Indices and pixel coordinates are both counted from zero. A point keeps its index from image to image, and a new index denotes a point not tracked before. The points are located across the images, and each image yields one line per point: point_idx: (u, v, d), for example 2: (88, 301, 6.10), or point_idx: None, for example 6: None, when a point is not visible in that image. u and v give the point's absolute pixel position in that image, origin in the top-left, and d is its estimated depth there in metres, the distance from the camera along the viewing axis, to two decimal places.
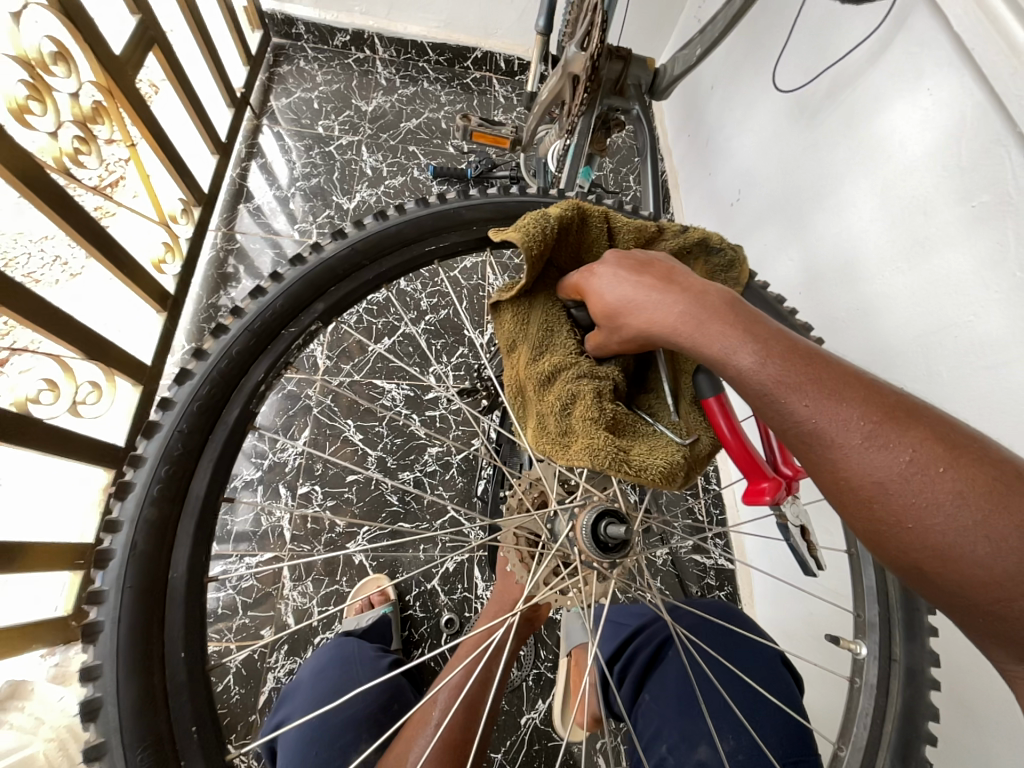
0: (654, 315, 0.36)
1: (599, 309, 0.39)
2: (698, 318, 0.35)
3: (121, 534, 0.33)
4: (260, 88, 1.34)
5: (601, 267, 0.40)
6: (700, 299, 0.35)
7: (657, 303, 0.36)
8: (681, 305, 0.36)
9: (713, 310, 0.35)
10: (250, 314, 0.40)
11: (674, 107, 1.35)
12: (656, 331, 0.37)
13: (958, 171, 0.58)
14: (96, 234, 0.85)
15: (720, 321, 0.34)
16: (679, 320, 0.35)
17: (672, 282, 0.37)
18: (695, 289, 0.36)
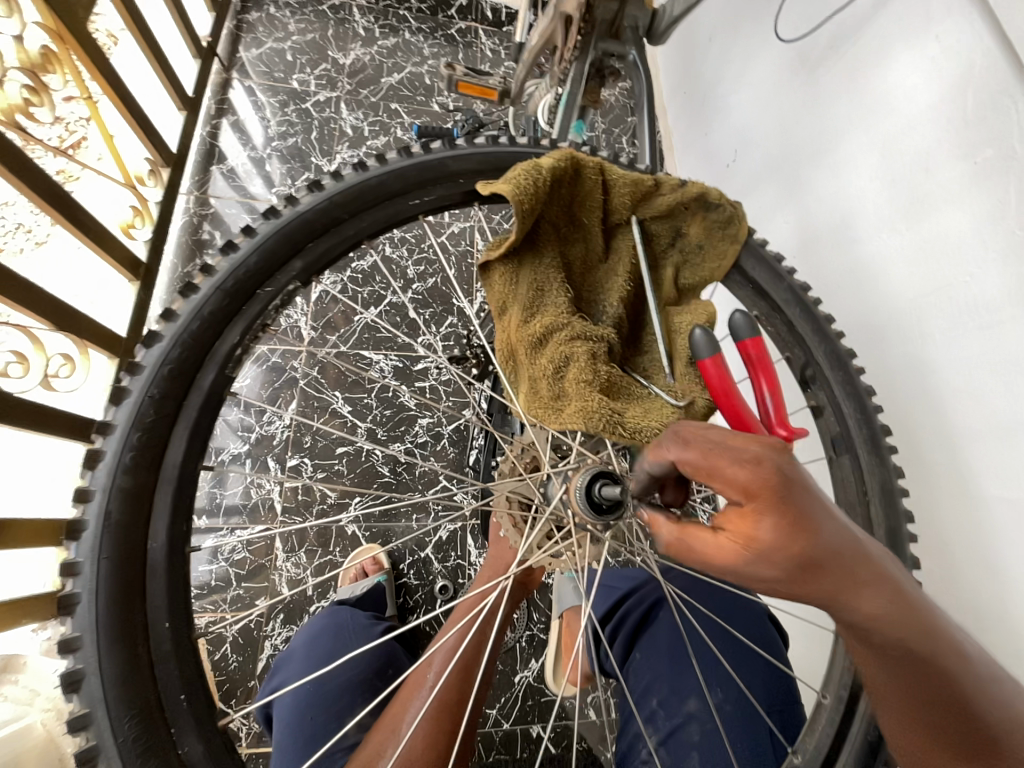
0: (739, 560, 0.28)
1: (752, 548, 0.27)
2: (803, 575, 0.27)
3: (93, 505, 0.32)
4: (227, 37, 1.24)
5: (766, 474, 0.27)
6: (809, 543, 0.27)
7: (760, 533, 0.27)
8: (784, 560, 0.27)
9: (823, 558, 0.27)
10: (221, 272, 0.37)
11: (670, 62, 1.29)
12: (740, 571, 0.28)
13: (963, 125, 0.55)
14: (59, 197, 0.79)
15: (836, 577, 0.27)
16: (776, 579, 0.28)
17: (787, 509, 0.27)
18: (813, 523, 0.27)
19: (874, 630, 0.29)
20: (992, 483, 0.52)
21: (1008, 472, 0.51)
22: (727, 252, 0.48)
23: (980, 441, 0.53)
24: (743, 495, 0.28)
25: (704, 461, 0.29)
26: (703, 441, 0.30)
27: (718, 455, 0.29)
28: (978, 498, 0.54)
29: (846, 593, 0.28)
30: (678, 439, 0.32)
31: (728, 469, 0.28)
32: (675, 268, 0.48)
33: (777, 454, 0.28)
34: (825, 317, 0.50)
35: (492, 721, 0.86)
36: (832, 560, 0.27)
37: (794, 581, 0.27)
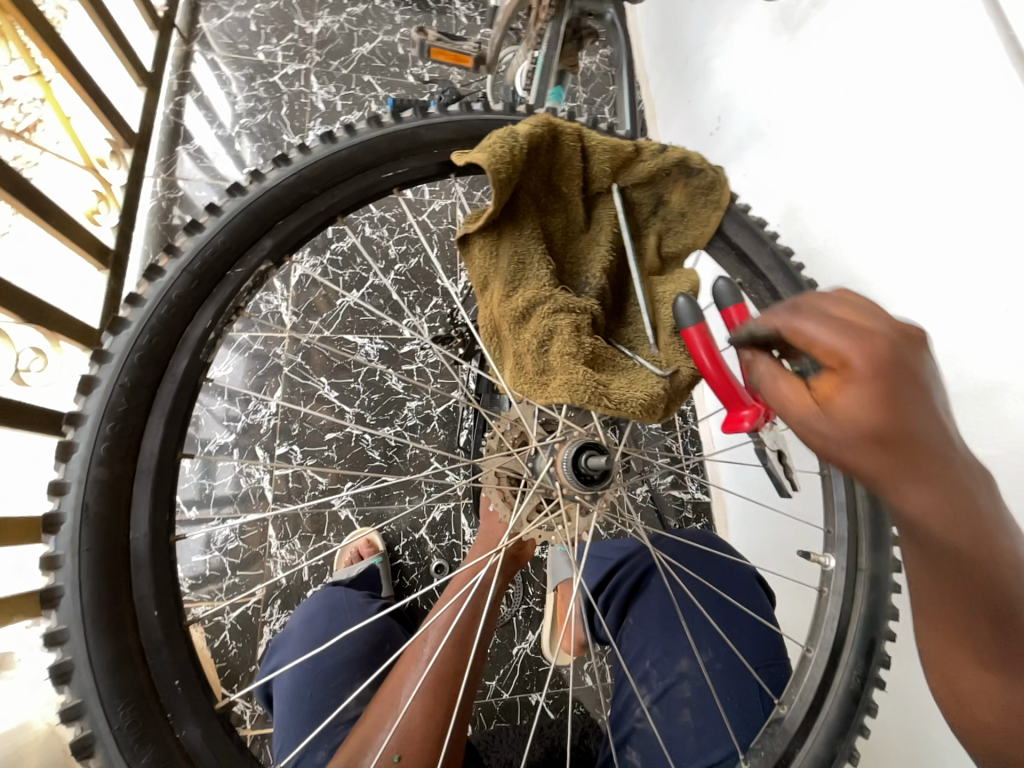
0: (816, 423, 0.28)
1: (823, 405, 0.27)
2: (889, 448, 0.26)
3: (69, 497, 0.31)
4: (185, 7, 1.17)
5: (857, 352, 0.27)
6: (896, 422, 0.26)
7: (844, 398, 0.26)
8: (865, 431, 0.26)
9: (910, 438, 0.26)
10: (187, 254, 0.36)
11: (650, 25, 1.25)
12: (823, 438, 0.28)
13: (947, 81, 0.54)
14: (20, 186, 0.76)
15: (919, 468, 0.26)
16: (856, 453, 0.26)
17: (883, 385, 0.26)
18: (905, 398, 0.26)
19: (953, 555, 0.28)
20: (971, 441, 0.53)
21: (985, 430, 0.52)
22: (710, 219, 0.47)
23: (958, 401, 0.55)
24: (840, 369, 0.27)
25: (800, 332, 0.29)
26: (812, 314, 0.30)
27: (824, 326, 0.28)
28: None
29: (923, 489, 0.26)
30: (789, 308, 0.31)
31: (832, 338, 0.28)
32: (657, 236, 0.47)
33: (895, 333, 0.27)
34: (809, 281, 0.50)
35: (492, 692, 0.88)
36: (924, 444, 0.27)
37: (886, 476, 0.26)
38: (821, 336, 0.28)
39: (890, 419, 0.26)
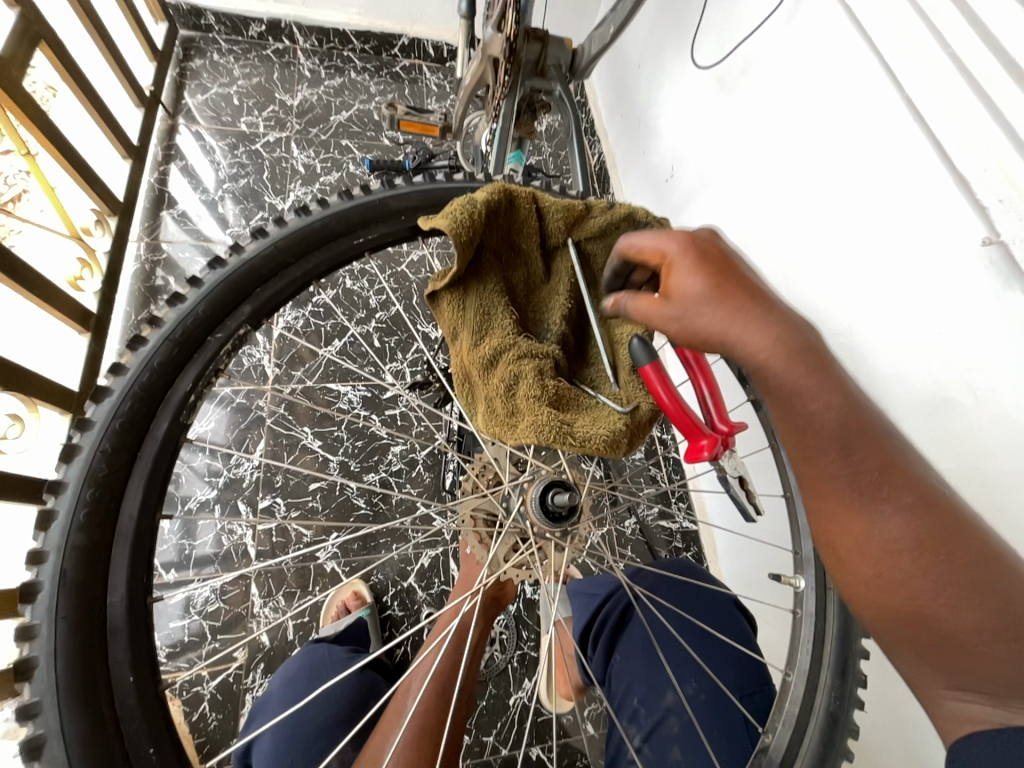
0: (665, 302, 0.37)
1: (669, 286, 0.37)
2: (718, 290, 0.35)
3: (47, 565, 0.31)
4: (172, 85, 1.25)
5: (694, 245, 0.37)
6: (722, 279, 0.36)
7: (678, 276, 0.37)
8: (695, 280, 0.36)
9: (733, 288, 0.35)
10: (169, 324, 0.38)
11: (605, 86, 1.37)
12: (674, 308, 0.36)
13: (862, 135, 0.61)
14: (1, 257, 0.78)
15: (744, 306, 0.35)
16: (698, 297, 0.36)
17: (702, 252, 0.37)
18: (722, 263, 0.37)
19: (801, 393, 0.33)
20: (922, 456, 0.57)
21: (933, 444, 0.56)
22: None
23: (906, 419, 0.58)
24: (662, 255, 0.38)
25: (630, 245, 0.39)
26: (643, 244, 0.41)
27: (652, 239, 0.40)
28: None
29: (748, 322, 0.35)
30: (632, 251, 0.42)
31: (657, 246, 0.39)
32: None
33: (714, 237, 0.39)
34: None
35: (490, 749, 0.85)
36: (746, 291, 0.36)
37: (716, 309, 0.35)
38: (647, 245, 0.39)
39: (712, 272, 0.36)
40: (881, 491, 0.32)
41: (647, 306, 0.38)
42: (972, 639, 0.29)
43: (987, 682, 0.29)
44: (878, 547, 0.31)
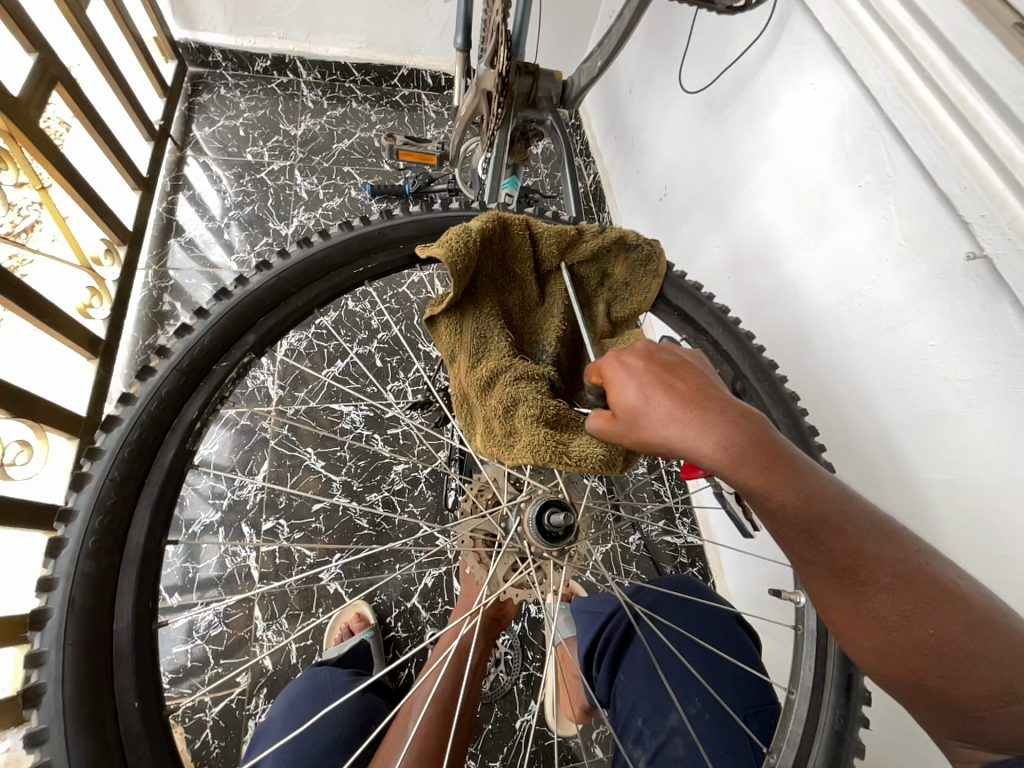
0: (622, 421, 0.36)
1: (619, 402, 0.36)
2: (657, 405, 0.34)
3: (57, 593, 0.32)
4: (180, 119, 1.30)
5: (629, 358, 0.37)
6: (663, 391, 0.35)
7: (625, 395, 0.36)
8: (639, 395, 0.35)
9: (677, 394, 0.34)
10: (177, 353, 0.40)
11: (598, 110, 1.41)
12: (632, 428, 0.35)
13: (846, 156, 0.63)
14: (15, 288, 0.81)
15: (690, 414, 0.33)
16: (644, 417, 0.35)
17: (639, 366, 0.37)
18: (659, 372, 0.36)
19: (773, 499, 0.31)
20: (919, 467, 0.57)
21: (930, 456, 0.56)
22: (651, 286, 0.53)
23: (903, 431, 0.59)
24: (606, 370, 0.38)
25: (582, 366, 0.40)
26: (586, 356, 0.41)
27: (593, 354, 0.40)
28: (911, 482, 0.58)
29: (691, 432, 0.33)
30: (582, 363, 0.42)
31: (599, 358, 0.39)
32: (606, 304, 0.52)
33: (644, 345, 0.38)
34: (746, 334, 0.56)
35: None
36: (688, 395, 0.34)
37: (664, 427, 0.33)
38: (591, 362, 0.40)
39: (651, 382, 0.35)
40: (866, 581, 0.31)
41: (603, 423, 0.37)
42: (982, 708, 0.29)
43: (1007, 742, 0.29)
44: (870, 628, 0.31)
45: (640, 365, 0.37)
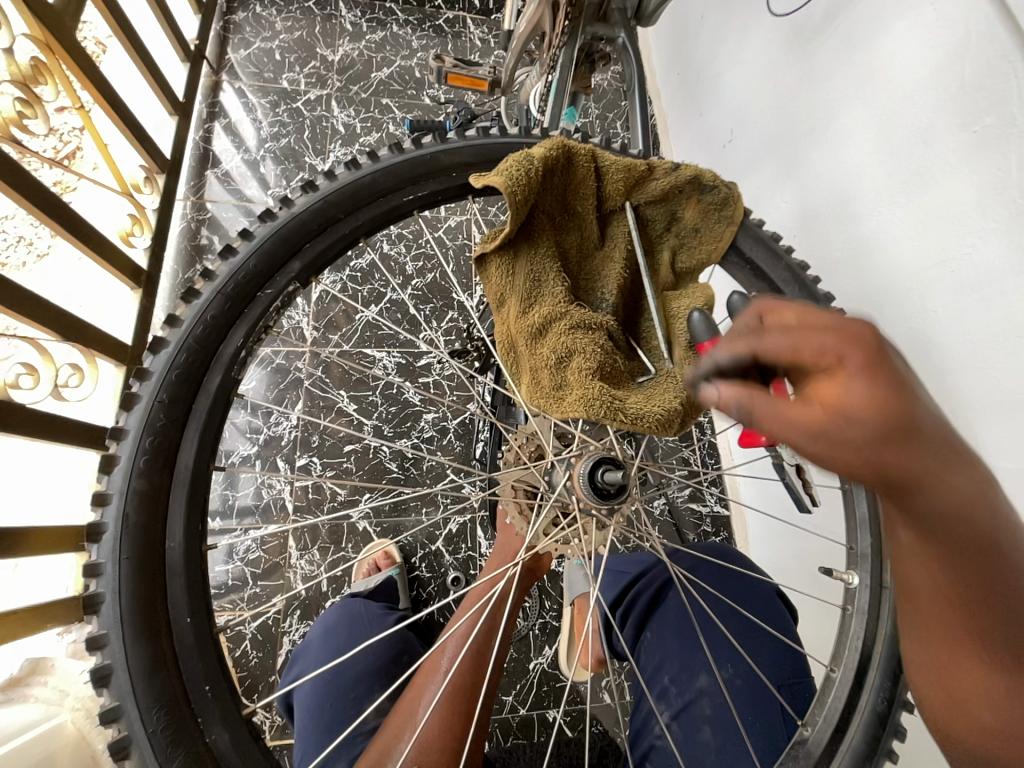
0: (827, 415, 0.27)
1: (829, 400, 0.27)
2: (901, 441, 0.26)
3: (111, 508, 0.33)
4: (215, 40, 1.23)
5: (857, 355, 0.27)
6: (904, 406, 0.26)
7: (851, 392, 0.26)
8: (886, 422, 0.26)
9: (923, 437, 0.26)
10: (221, 277, 0.38)
11: (661, 41, 1.26)
12: (839, 434, 0.26)
13: (962, 93, 0.54)
14: (57, 209, 0.80)
15: (918, 447, 0.26)
16: (875, 446, 0.26)
17: (890, 382, 0.27)
18: (913, 397, 0.27)
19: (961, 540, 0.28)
20: (999, 455, 0.52)
21: (1014, 443, 0.51)
22: (723, 234, 0.48)
23: (984, 414, 0.53)
24: (838, 361, 0.28)
25: (778, 343, 0.30)
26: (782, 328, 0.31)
27: (800, 333, 0.29)
28: (985, 470, 0.53)
29: (909, 462, 0.26)
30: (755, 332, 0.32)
31: (816, 340, 0.29)
32: (672, 251, 0.48)
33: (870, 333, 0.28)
34: (824, 293, 0.50)
35: (509, 707, 0.88)
36: (925, 424, 0.27)
37: (882, 449, 0.26)
38: (800, 342, 0.29)
39: (901, 411, 0.26)
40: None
41: (782, 411, 0.28)
42: None
43: None
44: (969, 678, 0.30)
45: (871, 374, 0.27)
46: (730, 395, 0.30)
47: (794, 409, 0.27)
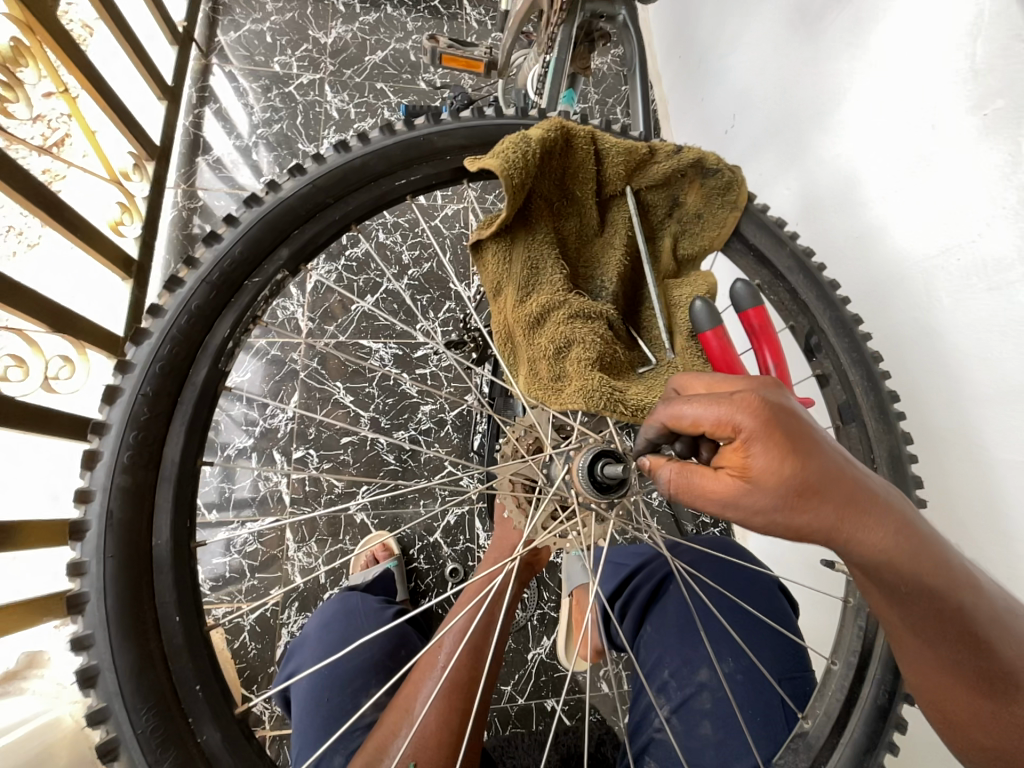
0: (736, 489, 0.30)
1: (736, 468, 0.30)
2: (801, 501, 0.29)
3: (94, 504, 0.32)
4: (204, 21, 1.20)
5: (749, 414, 0.30)
6: (797, 466, 0.29)
7: (751, 464, 0.29)
8: (780, 488, 0.29)
9: (820, 485, 0.29)
10: (206, 265, 0.37)
11: (663, 23, 1.22)
12: (743, 505, 0.30)
13: (972, 75, 0.52)
14: (44, 197, 0.78)
15: (818, 495, 0.29)
16: (778, 510, 0.30)
17: (777, 441, 0.29)
18: (799, 448, 0.29)
19: (890, 568, 0.30)
20: (1002, 447, 0.51)
21: (1017, 435, 0.50)
22: (727, 220, 0.46)
23: (987, 406, 0.52)
24: (733, 431, 0.30)
25: (679, 417, 0.32)
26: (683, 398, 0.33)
27: (698, 403, 0.31)
28: (987, 463, 0.53)
29: (815, 514, 0.29)
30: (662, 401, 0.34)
31: (710, 409, 0.31)
32: (673, 238, 0.46)
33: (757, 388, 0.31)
34: (830, 281, 0.49)
35: (508, 697, 0.88)
36: (819, 471, 0.29)
37: (784, 507, 0.29)
38: (699, 413, 0.31)
39: (792, 468, 0.29)
40: (987, 675, 0.31)
41: (702, 486, 0.31)
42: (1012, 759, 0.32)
43: None
44: (937, 685, 0.33)
45: (765, 434, 0.29)
46: (657, 471, 0.34)
47: (709, 487, 0.31)
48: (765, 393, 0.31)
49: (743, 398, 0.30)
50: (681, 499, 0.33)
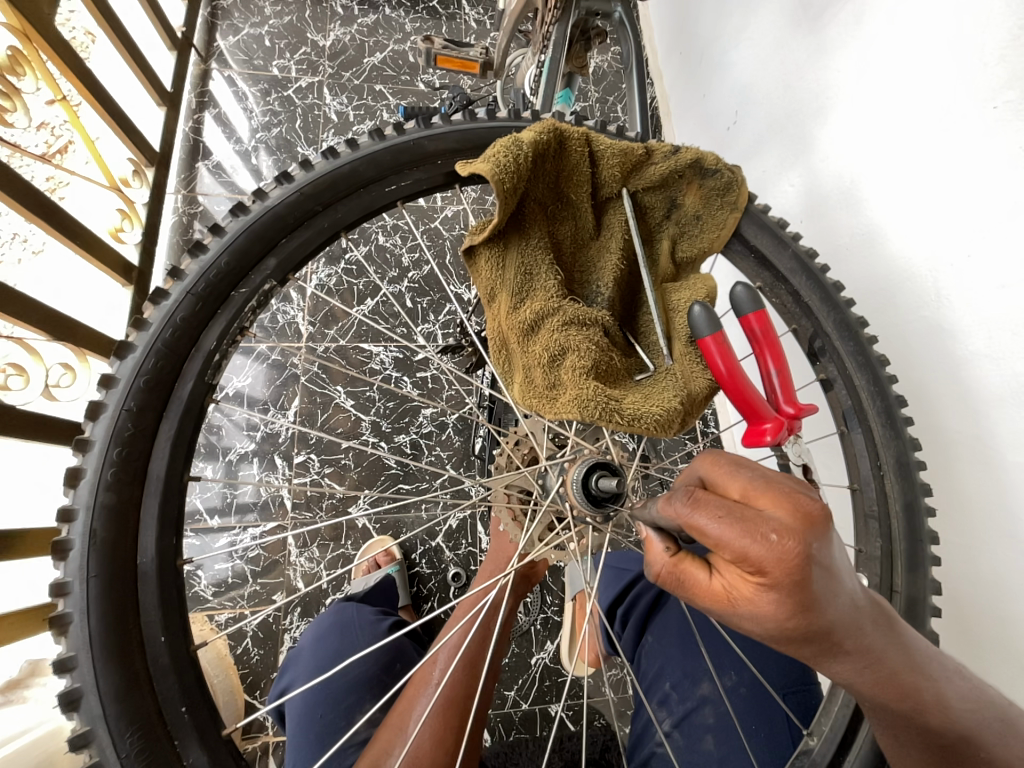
0: (733, 613, 0.28)
1: (739, 601, 0.27)
2: (795, 642, 0.27)
3: (77, 524, 0.31)
4: (202, 26, 1.20)
5: (773, 568, 0.25)
6: (803, 617, 0.26)
7: (756, 604, 0.26)
8: (780, 630, 0.26)
9: (820, 633, 0.26)
10: (191, 275, 0.36)
11: (663, 20, 1.21)
12: (735, 624, 0.28)
13: (980, 68, 0.50)
14: (44, 206, 0.78)
15: (815, 640, 0.27)
16: (766, 641, 0.28)
17: (796, 600, 0.25)
18: (815, 599, 0.25)
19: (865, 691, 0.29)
20: (1013, 452, 0.49)
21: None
22: (727, 221, 0.45)
23: (999, 410, 0.50)
24: (753, 571, 0.26)
25: (700, 533, 0.27)
26: (712, 506, 0.27)
27: (727, 526, 0.26)
28: (997, 466, 0.51)
29: (801, 650, 0.27)
30: (686, 497, 0.28)
31: (738, 543, 0.25)
32: (671, 241, 0.45)
33: (798, 530, 0.25)
34: (834, 284, 0.47)
35: (511, 702, 0.87)
36: (823, 622, 0.26)
37: (775, 641, 0.27)
38: (723, 538, 0.26)
39: (800, 620, 0.26)
40: None
41: (695, 594, 0.29)
42: None
43: None
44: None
45: (786, 590, 0.25)
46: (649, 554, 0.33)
47: (708, 596, 0.29)
48: (807, 540, 0.25)
49: (777, 550, 0.25)
50: (665, 587, 0.32)
